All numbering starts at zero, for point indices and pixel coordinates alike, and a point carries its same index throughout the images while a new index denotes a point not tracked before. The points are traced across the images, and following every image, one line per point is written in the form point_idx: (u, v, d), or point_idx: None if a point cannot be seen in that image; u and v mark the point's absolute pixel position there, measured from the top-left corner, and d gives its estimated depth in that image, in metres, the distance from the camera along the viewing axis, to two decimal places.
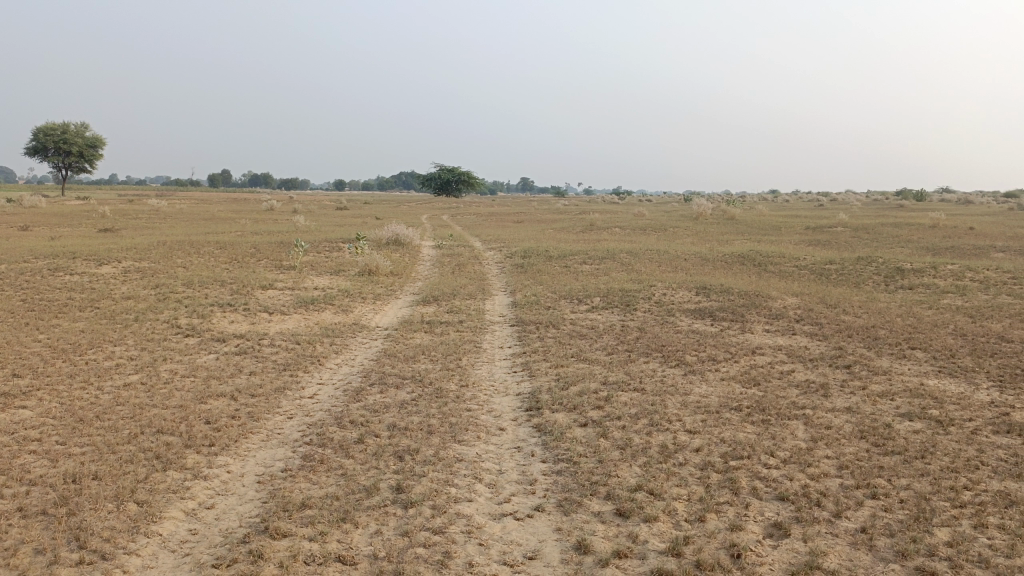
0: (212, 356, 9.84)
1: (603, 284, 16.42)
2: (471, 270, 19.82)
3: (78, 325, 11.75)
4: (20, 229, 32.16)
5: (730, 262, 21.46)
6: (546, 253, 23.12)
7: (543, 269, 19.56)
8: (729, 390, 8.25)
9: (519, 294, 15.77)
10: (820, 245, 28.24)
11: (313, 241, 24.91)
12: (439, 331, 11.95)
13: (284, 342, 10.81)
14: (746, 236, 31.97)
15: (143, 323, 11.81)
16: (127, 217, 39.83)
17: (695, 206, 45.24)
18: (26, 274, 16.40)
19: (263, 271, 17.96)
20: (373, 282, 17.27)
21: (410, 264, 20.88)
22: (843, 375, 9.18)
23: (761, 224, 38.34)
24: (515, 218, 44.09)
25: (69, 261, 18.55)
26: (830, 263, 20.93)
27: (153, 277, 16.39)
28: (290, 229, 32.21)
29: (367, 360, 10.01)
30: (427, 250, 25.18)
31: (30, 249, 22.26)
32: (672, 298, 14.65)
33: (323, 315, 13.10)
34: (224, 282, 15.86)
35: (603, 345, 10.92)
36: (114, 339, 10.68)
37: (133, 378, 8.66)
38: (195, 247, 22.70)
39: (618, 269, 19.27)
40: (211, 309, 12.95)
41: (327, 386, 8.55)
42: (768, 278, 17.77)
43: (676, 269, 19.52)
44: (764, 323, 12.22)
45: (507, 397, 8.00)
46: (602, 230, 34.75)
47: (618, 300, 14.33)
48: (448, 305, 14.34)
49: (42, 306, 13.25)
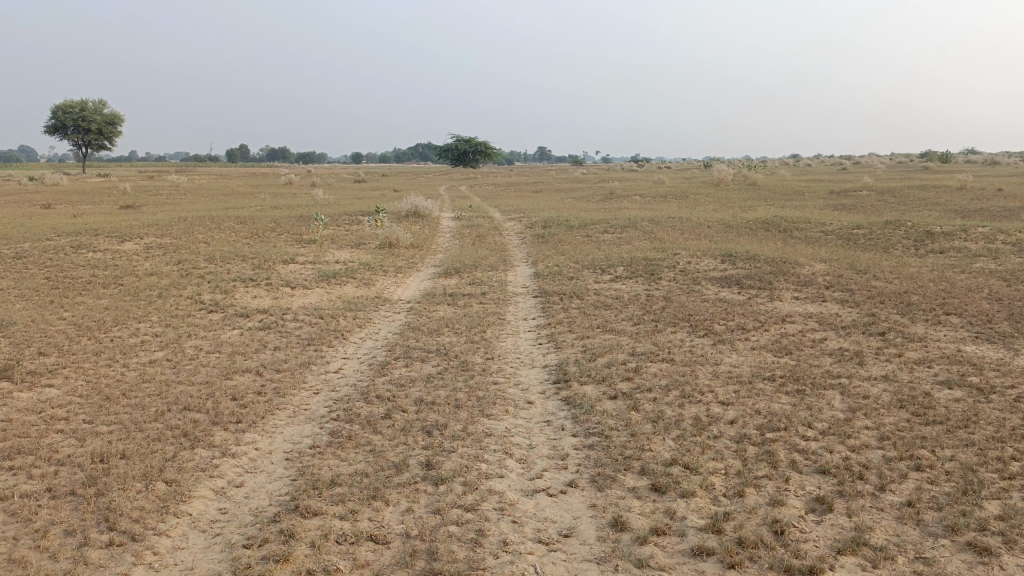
0: (236, 331, 9.79)
1: (626, 253, 16.20)
2: (492, 241, 19.65)
3: (102, 302, 11.75)
4: (43, 207, 32.40)
5: (755, 228, 21.11)
6: (567, 222, 22.88)
7: (565, 238, 19.34)
8: (761, 360, 8.07)
9: (541, 265, 15.60)
10: (845, 210, 27.73)
11: (333, 214, 24.84)
12: (462, 303, 11.83)
13: (308, 316, 10.74)
14: (770, 202, 31.47)
15: (167, 299, 11.80)
16: (147, 194, 39.97)
17: (716, 172, 44.62)
18: (49, 251, 16.47)
19: (284, 245, 17.92)
20: (394, 255, 17.17)
21: (430, 236, 20.75)
22: (877, 343, 8.96)
23: (785, 188, 37.71)
24: (534, 188, 43.75)
25: (92, 238, 18.61)
26: (857, 228, 20.52)
27: (175, 253, 16.39)
28: (309, 202, 32.17)
29: (390, 333, 9.92)
30: (446, 222, 25.03)
31: (53, 227, 22.38)
32: (697, 265, 14.41)
33: (345, 289, 13.02)
34: (246, 257, 15.82)
35: (628, 315, 10.76)
36: (138, 315, 10.67)
37: (158, 355, 8.63)
38: (215, 222, 22.70)
39: (641, 237, 19.00)
40: (233, 284, 12.91)
41: (352, 360, 8.47)
42: (795, 244, 17.44)
43: (700, 236, 19.22)
44: (793, 290, 11.97)
45: (535, 369, 7.87)
46: (623, 198, 34.36)
47: (642, 269, 14.13)
48: (470, 277, 14.20)
49: (66, 283, 13.27)
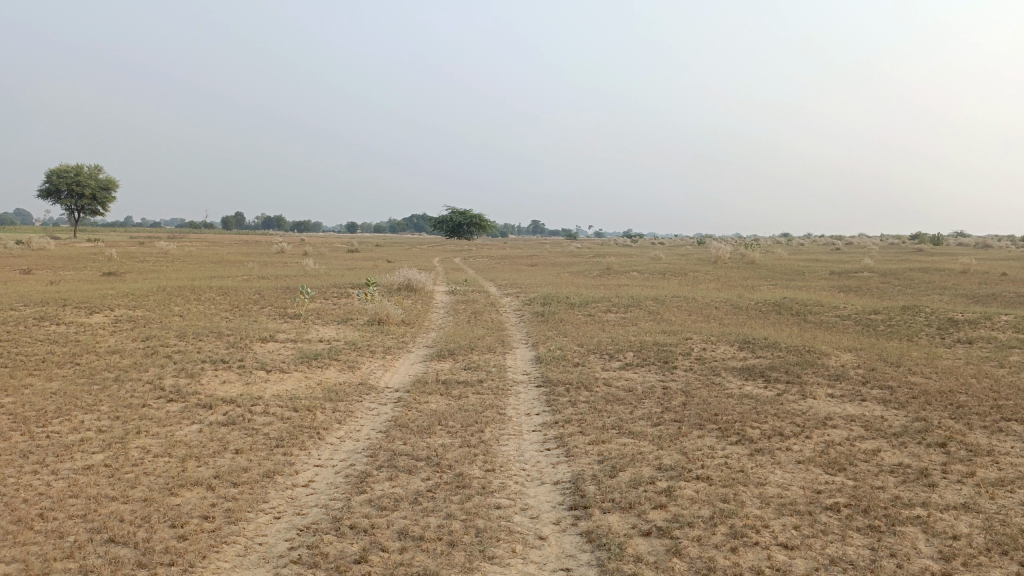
0: (195, 428, 8.45)
1: (635, 336, 15.00)
2: (487, 319, 18.44)
3: (50, 387, 10.40)
4: (22, 272, 31.29)
5: (765, 310, 20.04)
6: (567, 299, 21.70)
7: (566, 318, 18.14)
8: (812, 484, 6.79)
9: (543, 347, 14.37)
10: (853, 292, 26.72)
11: (322, 286, 23.72)
12: (456, 393, 10.52)
13: (280, 409, 9.41)
14: (773, 282, 30.55)
15: (124, 384, 10.46)
16: (135, 260, 38.86)
17: (713, 249, 43.94)
18: (8, 323, 15.14)
19: (266, 321, 16.68)
20: (383, 333, 15.92)
21: (422, 312, 19.56)
22: (939, 459, 7.70)
23: (785, 268, 36.94)
24: (530, 261, 42.92)
25: (59, 309, 17.32)
26: (874, 313, 19.44)
27: (145, 328, 15.10)
28: (298, 272, 31.19)
29: (374, 432, 8.59)
30: (440, 297, 23.88)
31: (24, 295, 21.12)
32: (713, 352, 13.21)
33: (327, 374, 11.70)
34: (221, 334, 14.52)
35: (646, 412, 9.49)
36: (86, 405, 9.31)
37: (96, 458, 7.27)
38: (195, 293, 21.44)
39: (647, 318, 17.85)
40: (201, 367, 11.58)
41: (326, 470, 7.13)
42: (812, 330, 16.31)
43: (710, 318, 18.07)
44: (826, 387, 10.73)
45: (544, 487, 6.54)
46: (622, 275, 33.42)
47: (654, 355, 12.91)
48: (465, 361, 12.91)
49: (14, 362, 11.91)
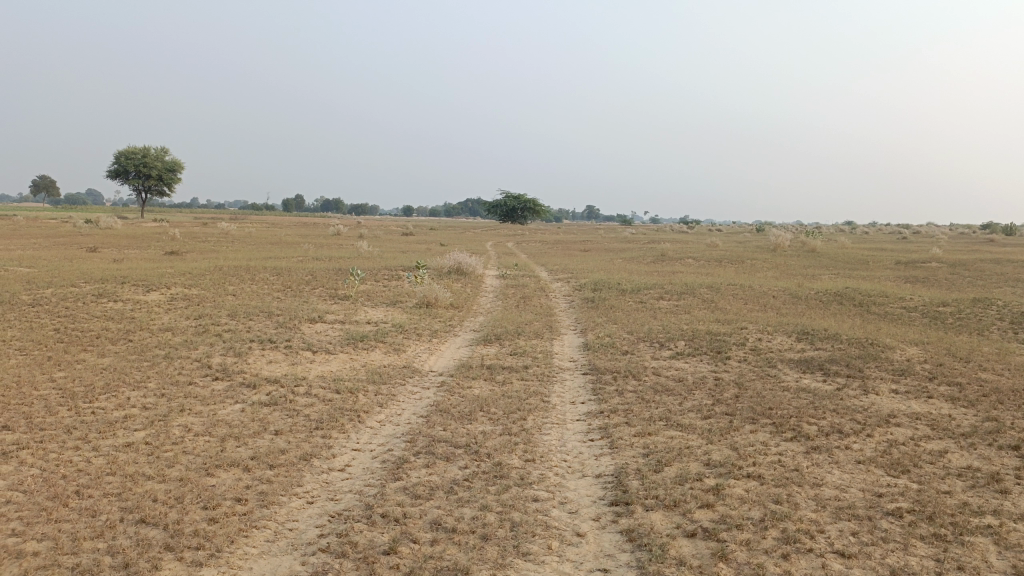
0: (237, 407, 8.43)
1: (687, 325, 14.56)
2: (537, 304, 18.18)
3: (102, 363, 10.55)
4: (89, 250, 32.29)
5: (826, 300, 19.32)
6: (619, 286, 21.28)
7: (617, 304, 17.76)
8: (872, 487, 6.38)
9: (592, 334, 14.06)
10: (919, 283, 25.65)
11: (373, 268, 23.80)
12: (501, 379, 10.31)
13: (323, 390, 9.34)
14: (834, 271, 29.56)
15: (172, 362, 10.55)
16: (197, 240, 39.68)
17: (772, 237, 42.76)
18: (69, 300, 15.51)
19: (316, 301, 16.75)
20: (431, 316, 15.83)
21: (471, 296, 19.41)
22: (1012, 463, 7.17)
23: (848, 257, 35.73)
24: (583, 246, 42.49)
25: (118, 286, 17.70)
26: (943, 305, 18.55)
27: (199, 307, 15.28)
28: (352, 254, 31.42)
29: (415, 416, 8.44)
30: (491, 281, 23.73)
31: (87, 272, 21.70)
32: (769, 343, 12.72)
33: (372, 356, 11.62)
34: (271, 314, 14.60)
35: (696, 404, 9.13)
36: (134, 382, 9.39)
37: (138, 435, 7.28)
38: (250, 273, 21.72)
39: (700, 306, 17.36)
40: (248, 346, 11.61)
41: (363, 454, 6.99)
42: (874, 322, 15.62)
43: (766, 307, 17.48)
44: (889, 383, 10.20)
45: (586, 480, 6.27)
46: (676, 261, 32.79)
47: (707, 345, 12.49)
48: (512, 346, 12.69)
49: (70, 338, 12.14)
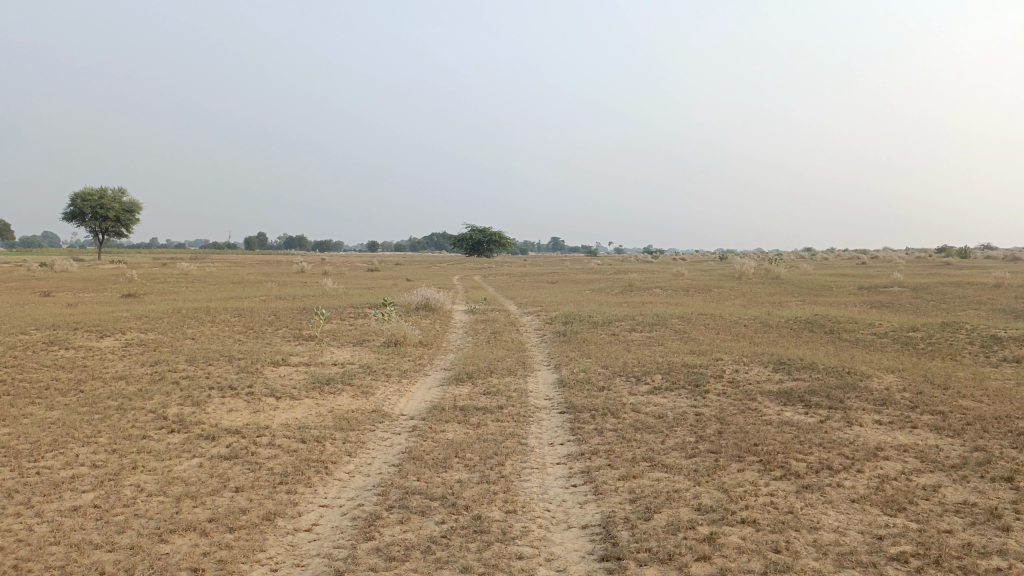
0: (195, 462, 7.89)
1: (662, 357, 14.30)
2: (508, 340, 17.80)
3: (50, 416, 9.91)
4: (42, 294, 31.22)
5: (797, 328, 19.26)
6: (590, 318, 20.99)
7: (589, 338, 17.46)
8: (871, 529, 6.08)
9: (566, 370, 13.72)
10: (885, 308, 25.82)
11: (339, 306, 23.25)
12: (475, 422, 9.89)
13: (287, 440, 8.83)
14: (801, 298, 29.72)
15: (126, 413, 9.95)
16: (156, 282, 38.63)
17: (738, 265, 43.00)
18: (17, 348, 14.76)
19: (279, 343, 16.18)
20: (399, 355, 15.36)
21: (440, 332, 18.98)
22: (1008, 496, 6.95)
23: (812, 283, 36.04)
24: (550, 279, 42.31)
25: (71, 332, 16.94)
26: (912, 330, 18.59)
27: (156, 352, 14.63)
28: (317, 292, 30.80)
29: (386, 465, 7.98)
30: (459, 316, 23.33)
31: (38, 318, 20.82)
32: (746, 374, 12.49)
33: (339, 400, 11.11)
34: (233, 358, 14.01)
35: (679, 442, 8.81)
36: (84, 437, 8.79)
37: (85, 497, 6.71)
38: (210, 314, 21.02)
39: (673, 338, 17.14)
40: (208, 394, 11.05)
41: (332, 511, 6.52)
42: (848, 349, 15.53)
43: (739, 337, 17.33)
44: (872, 414, 9.99)
45: (572, 532, 5.88)
46: (644, 292, 32.72)
47: (684, 378, 12.21)
48: (485, 385, 12.27)
49: (17, 390, 11.45)
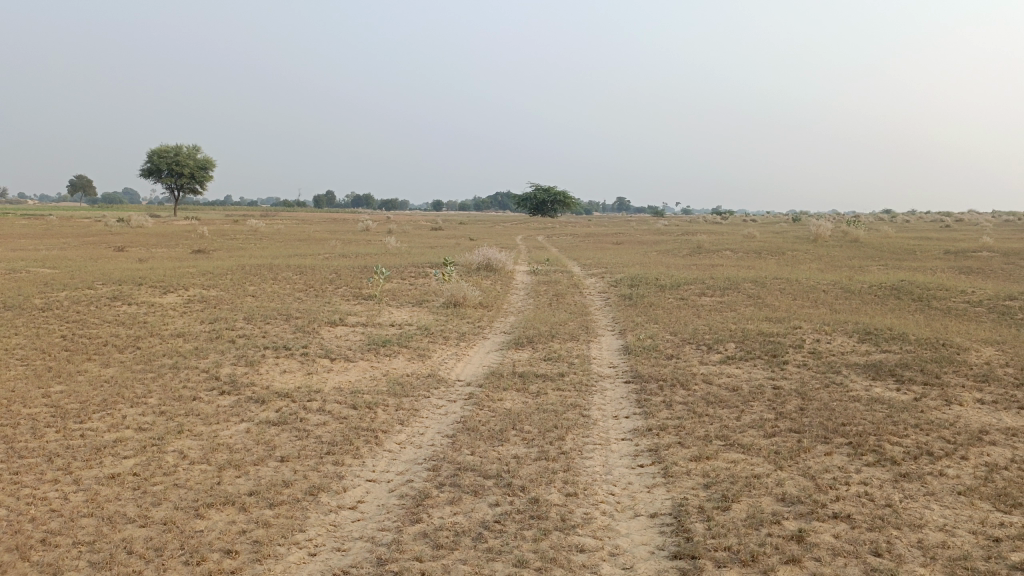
0: (242, 428, 7.56)
1: (735, 324, 13.47)
2: (571, 302, 17.12)
3: (105, 374, 9.78)
4: (117, 250, 31.98)
5: (881, 295, 18.07)
6: (657, 281, 20.11)
7: (656, 302, 16.66)
8: (985, 529, 5.31)
9: (631, 335, 13.03)
10: (976, 274, 24.07)
11: (400, 265, 22.98)
12: (534, 390, 9.33)
13: (338, 406, 8.43)
14: (882, 262, 28.16)
15: (179, 373, 9.75)
16: (226, 238, 39.13)
17: (812, 227, 41.03)
18: (82, 304, 14.86)
19: (338, 302, 15.92)
20: (458, 317, 14.90)
21: (502, 293, 18.48)
22: None
23: (893, 246, 34.20)
24: (616, 239, 41.39)
25: (136, 288, 17.05)
26: (1009, 298, 17.21)
27: (215, 310, 14.52)
28: (379, 250, 30.72)
29: (440, 436, 7.50)
30: (521, 277, 22.80)
31: (108, 273, 21.16)
32: (828, 344, 11.60)
33: (394, 364, 10.70)
34: (290, 317, 13.79)
35: (757, 418, 8.08)
36: (134, 397, 8.59)
37: (125, 465, 6.43)
38: (272, 272, 20.99)
39: (747, 303, 16.22)
40: (262, 354, 10.79)
41: (379, 487, 6.07)
42: (939, 319, 14.38)
43: (817, 303, 16.30)
44: (973, 392, 9.03)
45: (639, 522, 5.29)
46: (714, 254, 31.56)
47: (760, 347, 11.40)
48: (546, 351, 11.68)
49: (76, 346, 11.41)
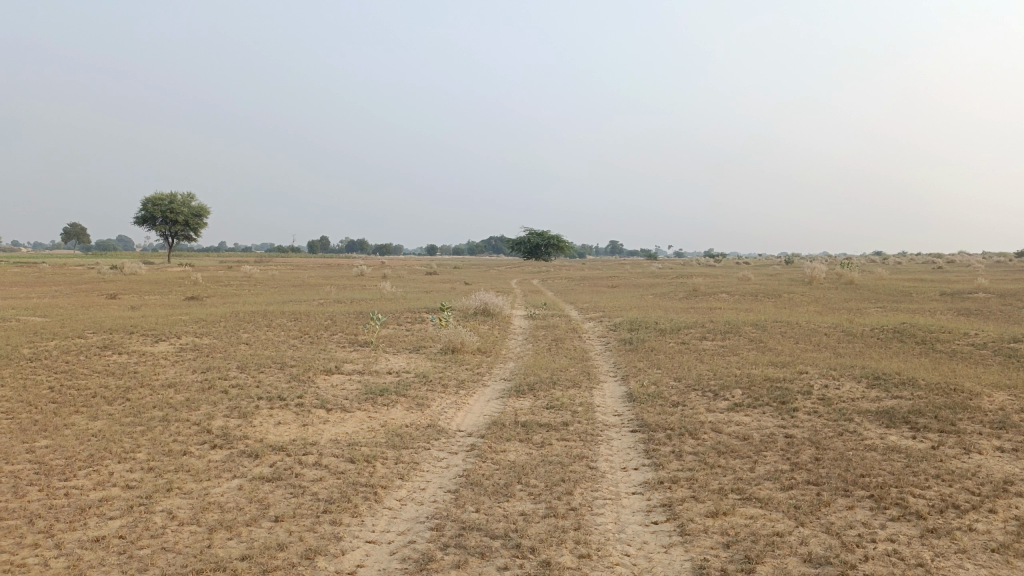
0: (234, 484, 7.22)
1: (739, 369, 13.19)
2: (570, 348, 16.83)
3: (92, 428, 9.42)
4: (108, 297, 31.63)
5: (884, 338, 17.85)
6: (657, 325, 19.85)
7: (657, 346, 16.39)
8: None
9: (634, 381, 12.74)
10: (976, 317, 23.90)
11: (396, 310, 22.70)
12: (539, 441, 9.01)
13: (335, 459, 8.09)
14: (881, 304, 28.02)
15: (169, 425, 9.39)
16: (220, 285, 38.83)
17: (807, 269, 41.01)
18: (71, 353, 14.50)
19: (334, 350, 15.60)
20: (457, 364, 14.59)
21: (500, 339, 18.19)
22: None
23: (890, 288, 34.12)
24: (612, 283, 41.24)
25: (127, 337, 16.70)
26: (1013, 340, 17.01)
27: (207, 359, 14.18)
28: (374, 295, 30.46)
29: (442, 492, 7.17)
30: (519, 322, 22.54)
31: (99, 321, 20.79)
32: (837, 390, 11.33)
33: (392, 414, 10.36)
34: (285, 365, 13.46)
35: (772, 470, 7.77)
36: (122, 452, 8.23)
37: (111, 526, 6.08)
38: (267, 318, 20.67)
39: (749, 347, 15.97)
40: (256, 405, 10.45)
41: (380, 549, 5.74)
42: (946, 362, 14.14)
43: (821, 347, 16.04)
44: (991, 439, 8.74)
45: None
46: (711, 297, 31.38)
47: (768, 394, 11.11)
48: (548, 399, 11.36)
49: (63, 397, 11.05)
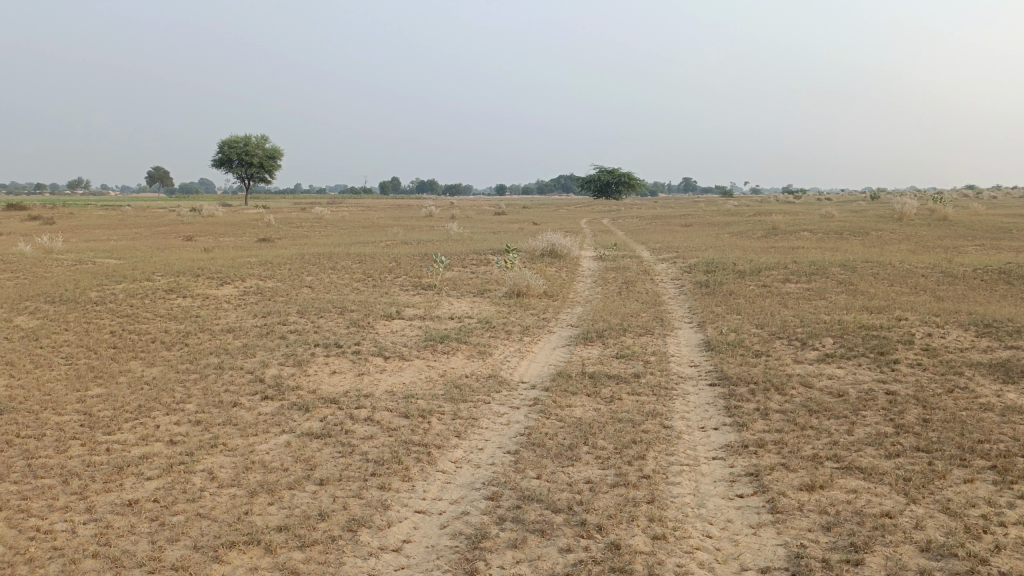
0: (281, 442, 6.76)
1: (828, 315, 12.09)
2: (642, 291, 15.94)
3: (146, 375, 9.16)
4: (184, 239, 32.12)
5: (989, 279, 16.30)
6: (736, 266, 18.70)
7: (736, 290, 15.35)
8: None
9: (712, 328, 11.84)
10: None
11: (461, 252, 22.13)
12: (608, 395, 8.29)
13: (388, 414, 7.56)
14: (980, 242, 25.97)
15: (222, 374, 9.06)
16: (292, 226, 39.05)
17: (896, 205, 38.53)
18: (137, 297, 14.44)
19: (396, 293, 15.14)
20: (521, 308, 13.91)
21: (567, 281, 17.42)
22: None
23: (988, 224, 31.70)
24: (685, 221, 39.63)
25: (194, 280, 16.62)
26: None
27: (269, 303, 13.89)
28: (441, 236, 30.00)
29: (501, 454, 6.54)
30: (587, 263, 21.70)
31: (170, 264, 20.90)
32: (942, 339, 10.18)
33: (452, 364, 9.79)
34: (345, 310, 13.05)
35: (874, 434, 6.85)
36: (172, 402, 7.90)
37: (147, 488, 5.68)
38: (332, 261, 20.39)
39: (837, 290, 14.77)
40: (311, 352, 10.03)
41: (430, 521, 5.17)
42: None
43: (919, 289, 14.70)
44: None
45: None
46: (792, 236, 29.74)
47: (864, 343, 10.07)
48: (618, 347, 10.60)
49: (123, 343, 10.88)
